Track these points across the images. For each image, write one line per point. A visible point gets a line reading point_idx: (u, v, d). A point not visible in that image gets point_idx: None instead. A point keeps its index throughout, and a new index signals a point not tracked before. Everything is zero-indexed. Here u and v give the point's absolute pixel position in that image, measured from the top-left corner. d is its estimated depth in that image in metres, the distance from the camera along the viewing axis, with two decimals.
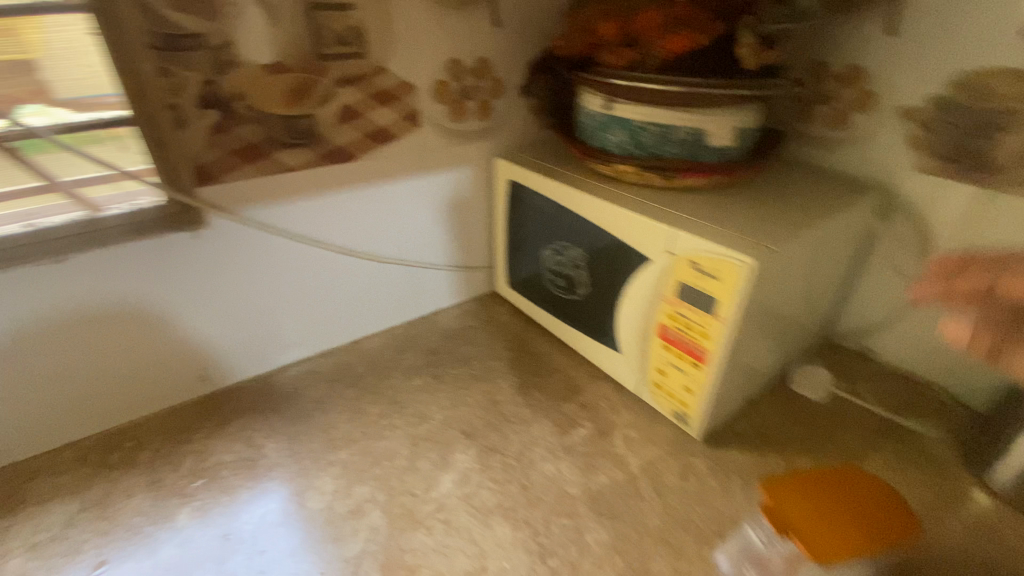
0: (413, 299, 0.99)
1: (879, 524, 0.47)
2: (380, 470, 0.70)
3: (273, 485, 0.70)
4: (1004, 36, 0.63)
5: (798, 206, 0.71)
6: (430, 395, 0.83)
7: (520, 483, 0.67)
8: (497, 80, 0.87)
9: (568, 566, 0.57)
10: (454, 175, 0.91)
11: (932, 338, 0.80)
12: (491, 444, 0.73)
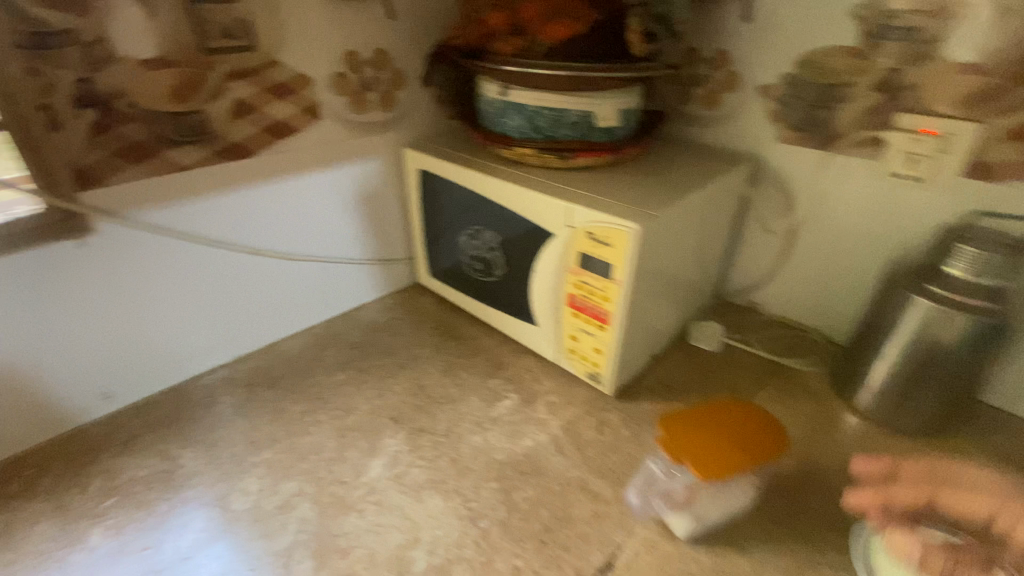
0: (329, 297, 0.98)
1: (757, 443, 0.55)
2: (311, 465, 0.70)
3: (193, 493, 0.67)
4: (831, 18, 0.74)
5: (678, 177, 0.78)
6: (354, 387, 0.84)
7: (449, 458, 0.70)
8: (399, 71, 0.88)
9: (498, 526, 0.60)
10: (359, 169, 0.91)
11: (802, 288, 0.92)
12: (422, 427, 0.75)
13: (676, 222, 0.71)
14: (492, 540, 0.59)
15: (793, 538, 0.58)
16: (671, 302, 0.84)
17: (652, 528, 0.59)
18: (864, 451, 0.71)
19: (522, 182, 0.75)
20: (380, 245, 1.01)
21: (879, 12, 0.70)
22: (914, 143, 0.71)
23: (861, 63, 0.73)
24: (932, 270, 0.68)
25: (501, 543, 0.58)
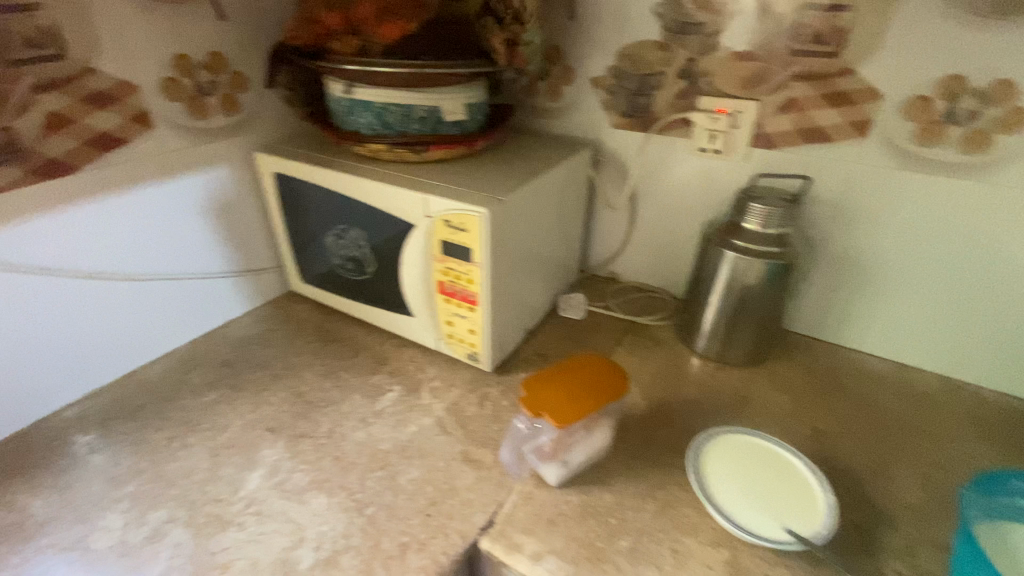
0: (191, 317, 0.92)
1: (600, 386, 0.63)
2: (184, 489, 0.67)
3: (43, 542, 0.61)
4: (638, 16, 0.84)
5: (526, 163, 0.85)
6: (225, 404, 0.80)
7: (331, 456, 0.70)
8: (238, 73, 0.85)
9: (383, 509, 0.62)
10: (208, 180, 0.87)
11: (650, 255, 1.04)
12: (302, 431, 0.75)
13: (526, 204, 0.77)
14: (378, 524, 0.61)
15: (647, 467, 0.67)
16: (536, 279, 0.91)
17: (528, 482, 0.65)
18: (703, 386, 0.84)
19: (377, 177, 0.77)
20: (242, 256, 0.96)
21: (674, 10, 0.81)
22: (714, 121, 0.84)
23: (667, 54, 0.85)
24: (735, 226, 0.81)
25: (387, 524, 0.61)
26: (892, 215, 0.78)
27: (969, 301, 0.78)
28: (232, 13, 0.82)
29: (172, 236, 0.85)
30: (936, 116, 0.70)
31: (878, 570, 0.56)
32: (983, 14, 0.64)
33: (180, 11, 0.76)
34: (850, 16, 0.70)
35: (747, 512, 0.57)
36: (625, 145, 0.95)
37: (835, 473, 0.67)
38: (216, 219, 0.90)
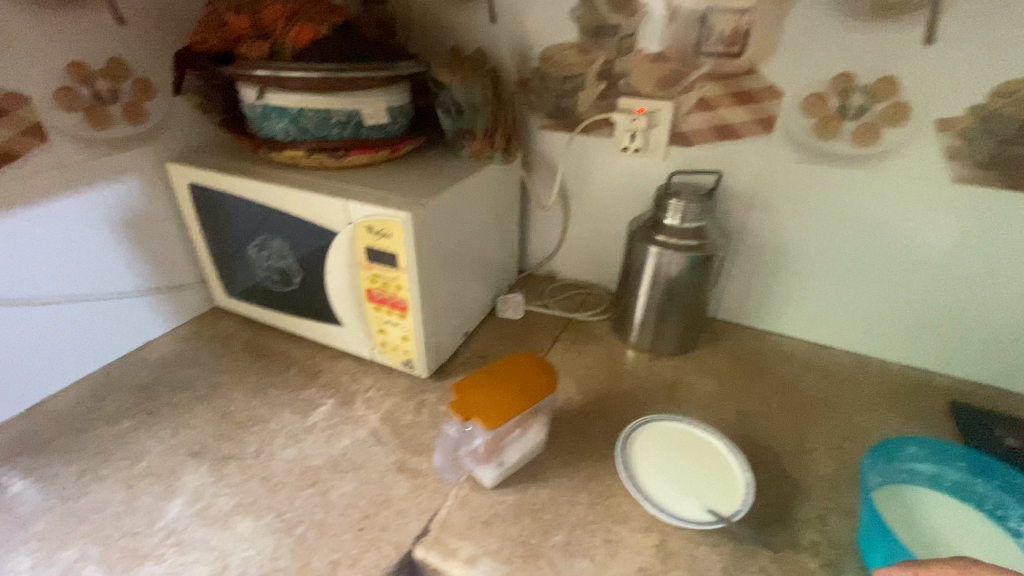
0: (104, 340, 0.86)
1: (529, 386, 0.63)
2: (96, 524, 0.63)
3: None
4: (557, 19, 0.86)
5: (453, 166, 0.84)
6: (143, 431, 0.76)
7: (259, 477, 0.68)
8: (143, 79, 0.80)
9: (313, 528, 0.61)
10: (115, 194, 0.82)
11: (585, 252, 1.06)
12: (229, 453, 0.72)
13: (453, 207, 0.77)
14: (308, 543, 0.59)
15: (581, 460, 0.69)
16: (472, 282, 0.91)
17: (464, 487, 0.65)
18: (637, 377, 0.86)
19: (296, 184, 0.75)
20: (160, 273, 0.91)
21: (590, 13, 0.83)
22: (634, 120, 0.87)
23: (586, 56, 0.87)
24: (657, 221, 0.84)
25: (317, 543, 0.59)
26: (800, 206, 0.83)
27: (870, 282, 0.84)
28: (132, 18, 0.77)
29: (77, 256, 0.80)
30: (831, 112, 0.75)
31: (794, 540, 0.59)
32: (865, 16, 0.69)
33: (72, 16, 0.71)
34: (750, 19, 0.74)
35: (671, 496, 0.60)
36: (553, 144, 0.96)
37: (757, 451, 0.71)
38: (127, 235, 0.85)
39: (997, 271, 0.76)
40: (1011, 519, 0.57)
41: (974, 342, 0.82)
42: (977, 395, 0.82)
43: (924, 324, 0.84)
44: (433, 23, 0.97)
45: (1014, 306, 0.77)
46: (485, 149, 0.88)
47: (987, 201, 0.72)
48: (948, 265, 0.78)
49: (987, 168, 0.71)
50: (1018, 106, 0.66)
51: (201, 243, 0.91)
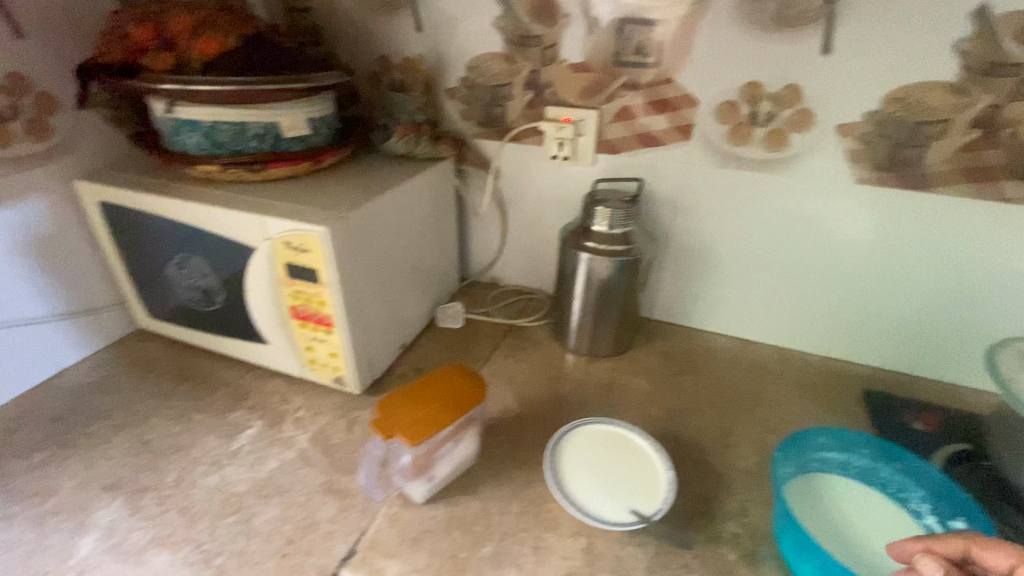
0: (10, 370, 0.81)
1: (456, 397, 0.62)
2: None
3: None
4: (481, 29, 0.87)
5: (381, 175, 0.83)
6: (52, 465, 0.71)
7: (178, 507, 0.65)
8: (45, 93, 0.76)
9: (234, 557, 0.59)
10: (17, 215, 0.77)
11: (524, 258, 1.06)
12: (147, 483, 0.68)
13: (379, 219, 0.76)
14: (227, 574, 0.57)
15: (514, 469, 0.69)
16: (408, 294, 0.89)
17: (394, 504, 0.64)
18: (574, 382, 0.87)
19: (211, 200, 0.72)
20: (73, 295, 0.86)
21: (513, 23, 0.84)
22: (561, 129, 0.88)
23: (512, 66, 0.88)
24: (586, 228, 0.86)
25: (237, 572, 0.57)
26: (720, 208, 0.87)
27: (788, 278, 0.88)
28: (30, 28, 0.73)
29: None
30: (743, 118, 0.78)
31: (716, 533, 0.62)
32: (768, 27, 0.72)
33: None
34: (664, 30, 0.77)
35: (595, 499, 0.61)
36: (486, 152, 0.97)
37: (684, 450, 0.73)
38: (32, 258, 0.80)
39: (898, 265, 0.81)
40: (912, 500, 0.61)
41: (883, 331, 0.87)
42: (888, 381, 0.87)
43: (838, 316, 0.88)
44: (360, 32, 0.96)
45: (915, 296, 0.82)
46: (408, 139, 0.86)
47: (885, 199, 0.77)
48: (855, 260, 0.83)
49: (886, 170, 0.75)
50: (906, 111, 0.71)
51: (118, 263, 0.86)
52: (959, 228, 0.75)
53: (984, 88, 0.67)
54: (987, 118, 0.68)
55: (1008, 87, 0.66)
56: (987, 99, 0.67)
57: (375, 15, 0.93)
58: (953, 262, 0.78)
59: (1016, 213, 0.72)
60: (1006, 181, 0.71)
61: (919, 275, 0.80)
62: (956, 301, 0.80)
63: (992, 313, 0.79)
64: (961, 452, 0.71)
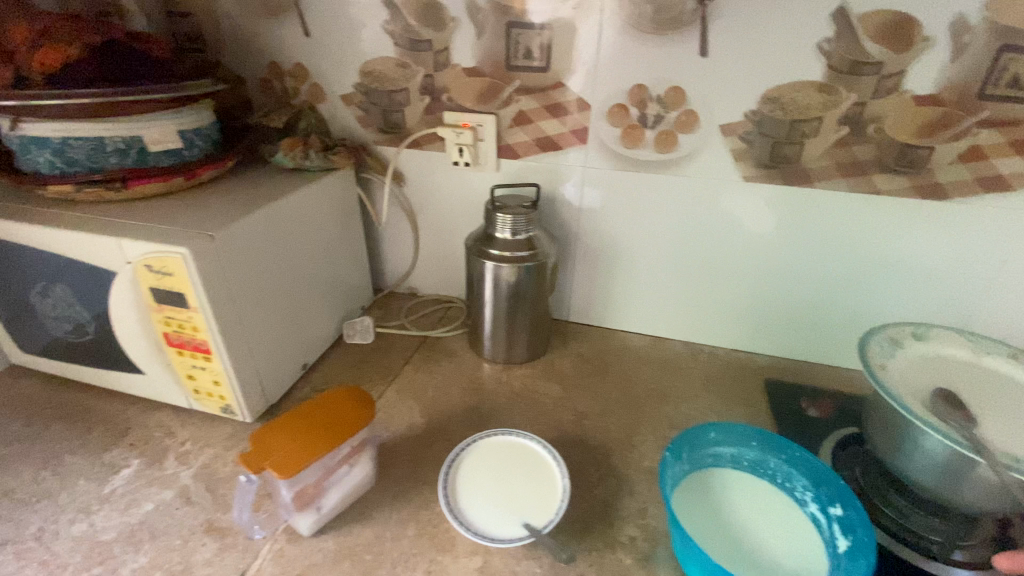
0: None
1: (339, 421, 0.59)
2: None
3: None
4: (370, 33, 0.84)
5: (267, 188, 0.78)
6: None
7: (36, 563, 0.59)
8: None
9: None
10: None
11: (439, 267, 1.03)
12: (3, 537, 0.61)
13: (262, 236, 0.71)
14: None
15: (413, 490, 0.66)
16: (309, 312, 0.85)
17: (280, 539, 0.60)
18: (485, 392, 0.85)
19: (66, 222, 0.66)
20: None
21: (402, 28, 0.82)
22: (460, 134, 0.86)
23: (406, 71, 0.85)
24: (489, 235, 0.84)
25: None
26: (624, 211, 0.87)
27: (691, 273, 0.90)
28: None
29: None
30: (634, 121, 0.79)
31: (613, 538, 0.61)
32: (649, 30, 0.73)
33: None
34: (550, 33, 0.76)
35: (487, 516, 0.58)
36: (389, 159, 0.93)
37: (591, 456, 0.73)
38: None
39: (790, 256, 0.83)
40: (796, 489, 0.62)
41: (783, 323, 0.90)
42: (787, 369, 0.90)
43: (741, 311, 0.91)
44: (248, 38, 0.91)
45: (807, 286, 0.85)
46: (295, 153, 0.82)
47: (773, 195, 0.79)
48: (751, 253, 0.85)
49: (769, 167, 0.78)
50: (782, 110, 0.73)
51: None
52: (840, 219, 0.78)
53: (849, 87, 0.70)
54: (854, 115, 0.71)
55: (869, 86, 0.69)
56: (853, 97, 0.70)
57: (261, 20, 0.89)
58: (837, 252, 0.81)
59: (888, 204, 0.76)
60: (876, 174, 0.74)
61: (809, 265, 0.83)
62: (844, 290, 0.84)
63: (876, 300, 0.83)
64: (847, 439, 0.74)
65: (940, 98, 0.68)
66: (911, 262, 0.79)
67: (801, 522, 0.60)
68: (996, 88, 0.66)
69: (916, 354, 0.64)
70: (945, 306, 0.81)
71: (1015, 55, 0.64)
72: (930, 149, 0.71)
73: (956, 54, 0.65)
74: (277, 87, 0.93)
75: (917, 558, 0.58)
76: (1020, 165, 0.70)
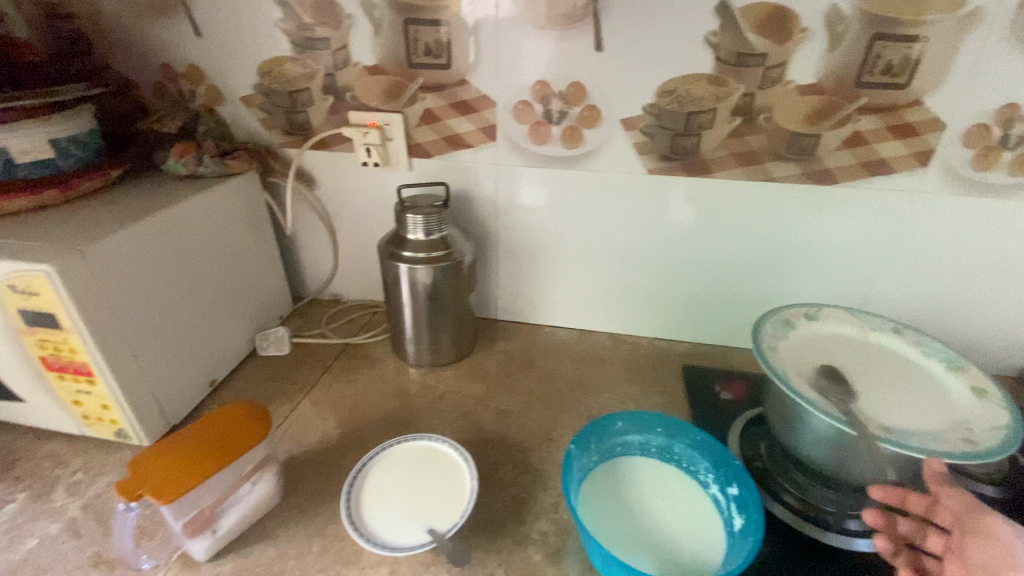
0: None
1: (225, 436, 0.57)
2: None
3: None
4: (265, 32, 0.81)
5: (156, 199, 0.74)
6: None
7: None
8: None
9: None
10: None
11: (360, 271, 1.00)
12: None
13: (144, 248, 0.68)
14: None
15: (322, 504, 0.64)
16: (213, 326, 0.81)
17: (173, 567, 0.57)
18: (406, 396, 0.83)
19: None
20: None
21: (296, 26, 0.79)
22: (367, 134, 0.84)
23: (305, 70, 0.82)
24: (401, 236, 0.80)
25: None
26: (539, 207, 0.87)
27: (609, 265, 0.91)
28: None
29: None
30: (540, 117, 0.79)
31: (524, 535, 0.61)
32: (545, 25, 0.73)
33: None
34: (448, 30, 0.75)
35: (391, 527, 0.57)
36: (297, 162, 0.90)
37: (509, 454, 0.72)
38: None
39: (699, 245, 0.86)
40: (699, 471, 0.64)
41: (699, 310, 0.92)
42: (706, 354, 0.92)
43: (660, 300, 0.93)
44: (135, 39, 0.86)
45: (718, 273, 0.88)
46: (187, 159, 0.79)
47: (677, 185, 0.81)
48: (664, 243, 0.86)
49: (670, 160, 0.79)
50: (678, 102, 0.74)
51: None
52: (742, 206, 0.81)
53: (738, 78, 0.72)
54: (745, 106, 0.74)
55: (756, 76, 0.72)
56: (742, 88, 0.72)
57: (148, 20, 0.84)
58: (743, 238, 0.84)
59: (784, 191, 0.78)
60: (769, 162, 0.77)
61: (717, 252, 0.86)
62: (752, 275, 0.87)
63: (782, 283, 0.86)
64: (755, 419, 0.76)
65: (822, 87, 0.71)
66: (811, 245, 0.82)
67: (701, 504, 0.62)
68: (872, 76, 0.69)
69: (806, 335, 0.67)
70: (845, 285, 0.85)
71: (885, 44, 0.67)
72: (816, 136, 0.74)
73: (832, 44, 0.68)
74: (172, 90, 0.89)
75: (811, 527, 0.61)
76: (898, 149, 0.73)
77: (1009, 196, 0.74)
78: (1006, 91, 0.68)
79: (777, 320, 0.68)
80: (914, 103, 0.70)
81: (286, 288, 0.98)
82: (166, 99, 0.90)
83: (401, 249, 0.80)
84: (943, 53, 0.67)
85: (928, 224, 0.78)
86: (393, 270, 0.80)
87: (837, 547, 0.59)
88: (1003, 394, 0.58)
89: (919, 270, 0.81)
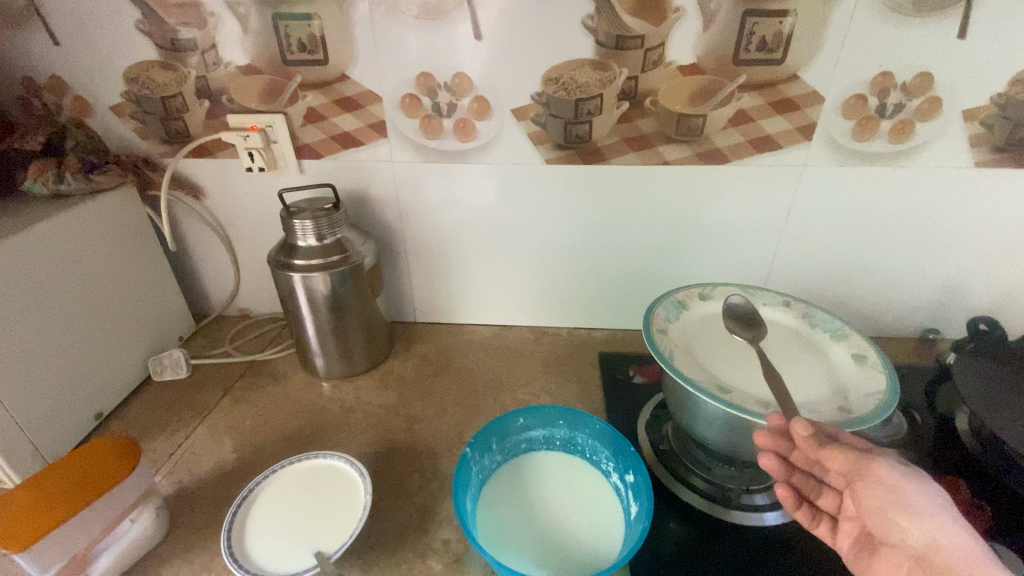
0: None
1: (87, 475, 0.53)
2: None
3: None
4: (125, 34, 0.75)
5: (12, 221, 0.68)
6: None
7: None
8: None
9: None
10: None
11: (265, 283, 0.95)
12: None
13: None
14: None
15: (211, 536, 0.60)
16: (96, 352, 0.76)
17: None
18: (313, 410, 0.79)
19: None
20: None
21: (159, 27, 0.74)
22: (248, 138, 0.79)
23: (175, 74, 0.77)
24: (291, 244, 0.76)
25: None
26: (441, 203, 0.85)
27: (521, 260, 0.89)
28: None
29: None
30: (428, 111, 0.77)
31: (426, 546, 0.59)
32: (420, 16, 0.70)
33: None
34: (320, 24, 0.71)
35: (279, 554, 0.54)
36: (182, 173, 0.85)
37: (416, 460, 0.70)
38: None
39: (605, 232, 0.85)
40: (602, 461, 0.65)
41: (614, 296, 0.92)
42: (623, 340, 0.93)
43: (576, 291, 0.92)
44: None
45: (627, 259, 0.87)
46: (46, 177, 0.73)
47: (576, 174, 0.80)
48: (570, 232, 0.86)
49: (565, 148, 0.78)
50: (565, 89, 0.73)
51: None
52: (642, 191, 0.80)
53: (619, 61, 0.71)
54: (630, 89, 0.73)
55: (637, 59, 0.71)
56: (625, 72, 0.72)
57: None
58: (647, 223, 0.83)
59: (679, 174, 0.79)
60: (661, 145, 0.77)
61: (623, 239, 0.85)
62: (659, 259, 0.87)
63: (688, 264, 0.87)
64: (663, 403, 0.77)
65: (702, 66, 0.71)
66: (711, 226, 0.83)
67: (605, 494, 0.62)
68: (748, 54, 0.70)
69: (700, 315, 0.68)
70: (749, 262, 0.86)
71: (758, 20, 0.67)
72: (703, 116, 0.74)
73: (706, 24, 0.68)
74: (31, 103, 0.81)
75: (714, 507, 0.62)
76: (782, 124, 0.74)
77: (888, 163, 0.76)
78: (876, 62, 0.69)
79: (672, 301, 0.69)
80: (792, 78, 0.71)
81: (185, 308, 0.93)
82: (26, 112, 0.82)
83: (290, 257, 0.75)
84: (814, 27, 0.67)
85: (819, 197, 0.79)
86: (285, 281, 0.76)
87: (743, 524, 0.60)
88: (881, 358, 0.60)
89: (815, 242, 0.84)
